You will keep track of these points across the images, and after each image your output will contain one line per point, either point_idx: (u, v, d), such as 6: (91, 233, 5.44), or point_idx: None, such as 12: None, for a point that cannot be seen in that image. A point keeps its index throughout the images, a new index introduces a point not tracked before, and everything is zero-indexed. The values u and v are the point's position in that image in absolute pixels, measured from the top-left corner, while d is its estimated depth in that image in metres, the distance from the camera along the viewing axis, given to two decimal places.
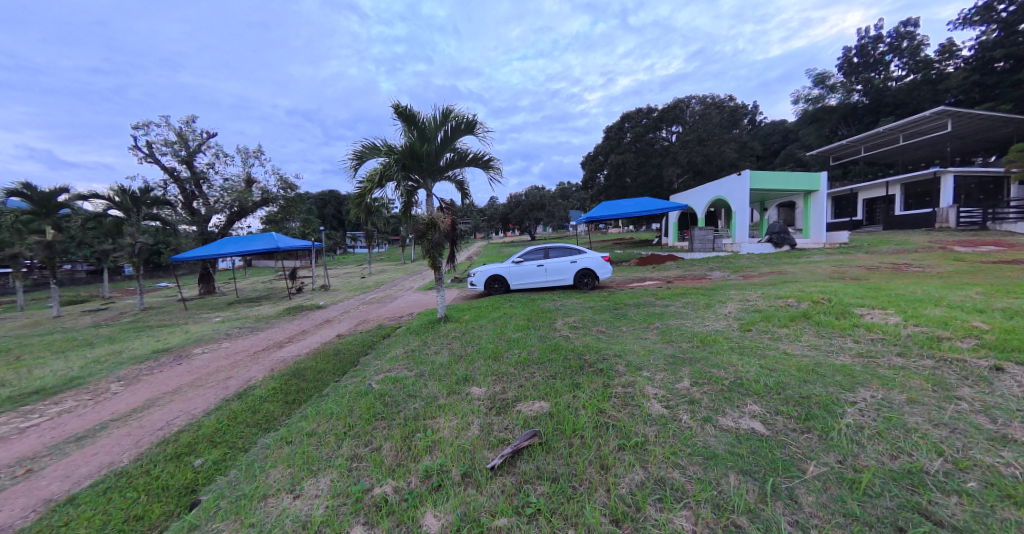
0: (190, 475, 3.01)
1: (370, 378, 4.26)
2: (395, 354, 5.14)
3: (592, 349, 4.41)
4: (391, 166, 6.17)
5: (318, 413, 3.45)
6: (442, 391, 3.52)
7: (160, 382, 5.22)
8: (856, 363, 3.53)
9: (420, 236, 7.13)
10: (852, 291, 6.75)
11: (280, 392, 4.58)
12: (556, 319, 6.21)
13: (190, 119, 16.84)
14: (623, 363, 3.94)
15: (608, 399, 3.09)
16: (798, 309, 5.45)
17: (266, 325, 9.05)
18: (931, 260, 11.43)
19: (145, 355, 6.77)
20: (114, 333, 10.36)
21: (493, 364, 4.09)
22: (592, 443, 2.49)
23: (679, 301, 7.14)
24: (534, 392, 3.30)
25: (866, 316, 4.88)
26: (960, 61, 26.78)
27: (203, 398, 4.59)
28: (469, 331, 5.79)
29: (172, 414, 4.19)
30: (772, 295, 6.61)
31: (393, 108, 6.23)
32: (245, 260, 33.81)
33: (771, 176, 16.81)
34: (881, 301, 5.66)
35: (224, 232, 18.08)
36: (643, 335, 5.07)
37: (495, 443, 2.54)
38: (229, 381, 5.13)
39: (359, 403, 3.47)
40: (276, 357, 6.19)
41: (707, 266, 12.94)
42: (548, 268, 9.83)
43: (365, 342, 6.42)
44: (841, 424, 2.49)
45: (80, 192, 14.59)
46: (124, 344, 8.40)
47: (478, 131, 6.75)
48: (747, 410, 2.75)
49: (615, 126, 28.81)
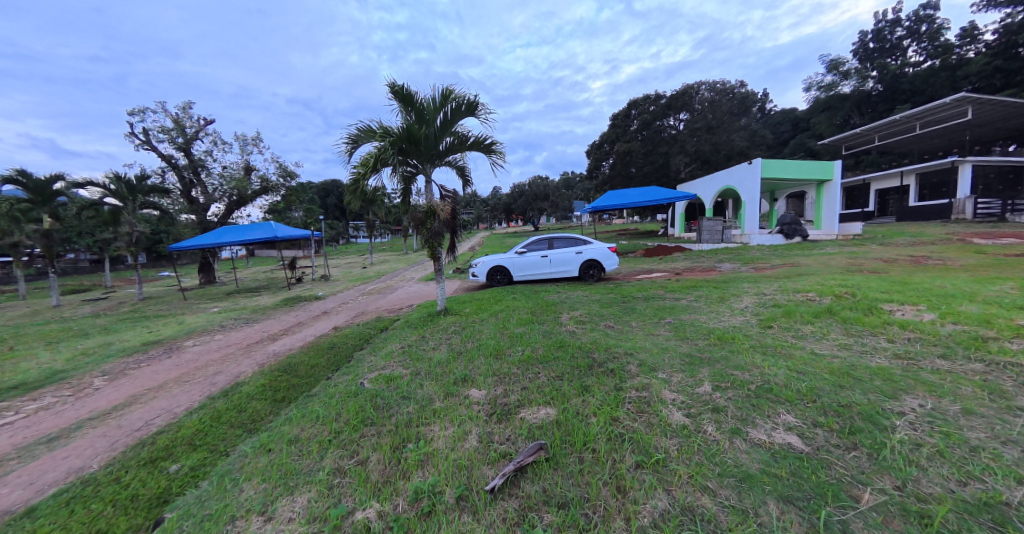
0: (164, 484, 2.76)
1: (362, 377, 3.96)
2: (390, 349, 4.83)
3: (602, 347, 4.08)
4: (387, 149, 5.77)
5: (304, 416, 3.18)
6: (439, 393, 3.23)
7: (147, 377, 4.99)
8: (895, 365, 3.20)
9: (419, 226, 6.80)
10: (875, 285, 6.36)
11: (268, 389, 4.31)
12: (562, 312, 5.91)
13: (186, 104, 16.47)
14: (634, 361, 3.64)
15: (622, 405, 2.79)
16: (821, 304, 5.09)
17: (261, 317, 8.79)
18: (951, 253, 10.96)
19: (133, 347, 6.51)
20: (111, 323, 10.19)
21: (494, 363, 3.78)
22: (607, 459, 2.20)
23: (690, 294, 6.82)
24: (539, 396, 2.99)
25: (895, 312, 4.50)
26: (982, 45, 25.78)
27: (187, 395, 4.34)
28: (469, 326, 5.46)
29: (154, 413, 3.93)
30: (790, 288, 6.28)
31: (389, 86, 5.81)
32: (247, 250, 33.73)
33: (783, 165, 16.21)
34: (909, 296, 5.27)
35: (223, 221, 17.86)
36: (655, 331, 4.74)
37: (495, 457, 2.25)
38: (218, 377, 4.88)
39: (348, 406, 3.19)
40: (269, 350, 5.94)
41: (716, 258, 12.47)
42: (552, 259, 9.49)
43: (362, 335, 6.17)
44: (893, 440, 2.17)
45: (75, 179, 14.34)
46: (116, 334, 8.18)
47: (479, 113, 6.35)
48: (781, 421, 2.44)
49: (621, 114, 28.07)
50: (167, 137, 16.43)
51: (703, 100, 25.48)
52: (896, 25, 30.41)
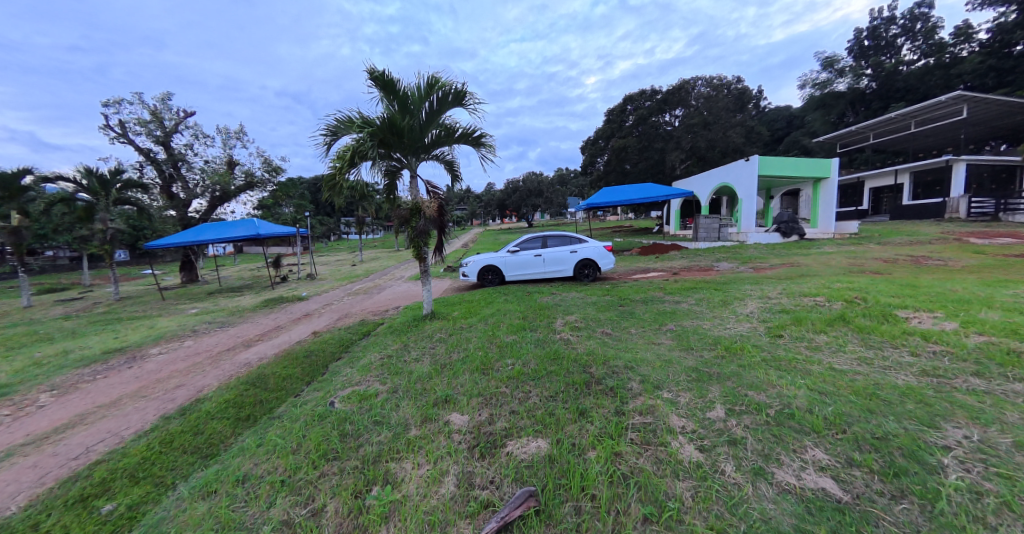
0: (91, 529, 2.35)
1: (334, 394, 3.55)
2: (369, 360, 4.41)
3: (599, 361, 3.68)
4: (366, 141, 5.32)
5: (261, 445, 2.78)
6: (415, 417, 2.84)
7: (100, 392, 4.53)
8: (925, 384, 2.89)
9: (404, 224, 6.42)
10: (882, 287, 6.12)
11: (232, 407, 3.89)
12: (556, 317, 5.53)
13: (166, 96, 15.87)
14: (635, 377, 3.30)
15: (625, 435, 2.42)
16: (831, 310, 4.77)
17: (238, 320, 8.28)
18: (950, 253, 10.82)
19: (95, 355, 6.03)
20: (81, 326, 9.61)
21: (480, 379, 3.39)
22: (608, 511, 1.85)
23: (690, 297, 6.47)
24: (530, 423, 2.62)
25: (912, 321, 4.21)
26: (976, 43, 25.86)
27: (141, 415, 3.90)
28: (456, 333, 5.06)
29: (98, 436, 3.50)
30: (795, 291, 5.97)
31: (368, 72, 5.32)
32: (236, 246, 32.95)
33: (780, 162, 15.97)
34: (922, 301, 4.98)
35: (205, 218, 17.25)
36: (656, 340, 4.38)
37: (475, 509, 1.91)
38: (178, 391, 4.43)
39: (312, 433, 2.81)
40: (240, 360, 5.47)
41: (713, 257, 12.22)
42: (545, 258, 9.13)
43: (343, 341, 5.77)
44: (947, 486, 1.84)
45: (45, 174, 13.63)
46: (81, 340, 7.66)
47: (468, 103, 5.92)
48: (811, 459, 2.09)
49: (616, 109, 27.75)
50: (144, 130, 15.78)
51: (698, 96, 25.23)
52: (891, 22, 30.46)
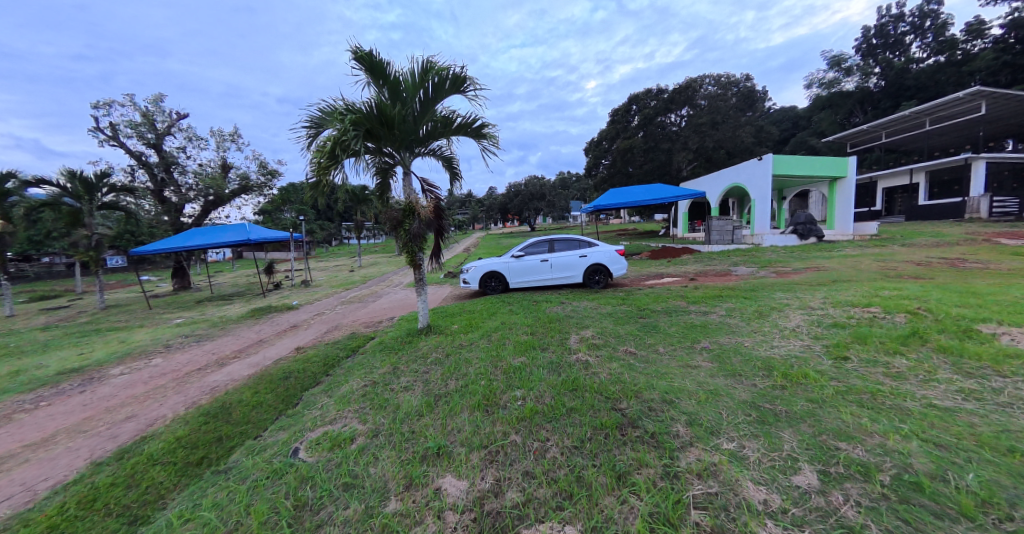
0: None
1: (301, 438, 2.84)
2: (350, 388, 3.71)
3: (630, 393, 2.96)
4: (349, 131, 4.61)
5: (189, 523, 2.07)
6: (398, 479, 2.14)
7: (34, 426, 3.84)
8: None
9: (396, 226, 5.70)
10: (939, 295, 5.38)
11: (182, 448, 3.18)
12: (569, 332, 4.82)
13: (157, 97, 15.36)
14: (680, 417, 2.57)
15: (686, 518, 1.74)
16: (898, 324, 4.04)
17: (219, 333, 7.57)
18: (986, 254, 10.09)
19: (47, 377, 5.31)
20: (56, 338, 8.97)
21: (482, 421, 2.68)
22: None
23: (718, 307, 5.76)
24: (554, 494, 1.92)
25: (1003, 339, 3.48)
26: (989, 39, 25.19)
27: (68, 460, 3.19)
28: (455, 353, 4.35)
29: (6, 492, 2.81)
30: (839, 300, 5.29)
31: (352, 52, 4.65)
32: (234, 252, 32.45)
33: (794, 160, 15.25)
34: (1001, 312, 4.24)
35: (198, 223, 16.70)
36: (692, 362, 3.65)
37: None
38: (125, 426, 3.73)
39: (259, 506, 2.08)
40: (208, 384, 4.75)
41: (729, 261, 11.56)
42: (553, 263, 8.42)
43: (328, 360, 5.06)
44: None
45: (31, 176, 12.79)
46: (46, 356, 6.95)
47: (467, 90, 5.27)
48: None
49: (621, 109, 27.17)
50: (135, 133, 15.26)
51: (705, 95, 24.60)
52: (899, 20, 29.85)
